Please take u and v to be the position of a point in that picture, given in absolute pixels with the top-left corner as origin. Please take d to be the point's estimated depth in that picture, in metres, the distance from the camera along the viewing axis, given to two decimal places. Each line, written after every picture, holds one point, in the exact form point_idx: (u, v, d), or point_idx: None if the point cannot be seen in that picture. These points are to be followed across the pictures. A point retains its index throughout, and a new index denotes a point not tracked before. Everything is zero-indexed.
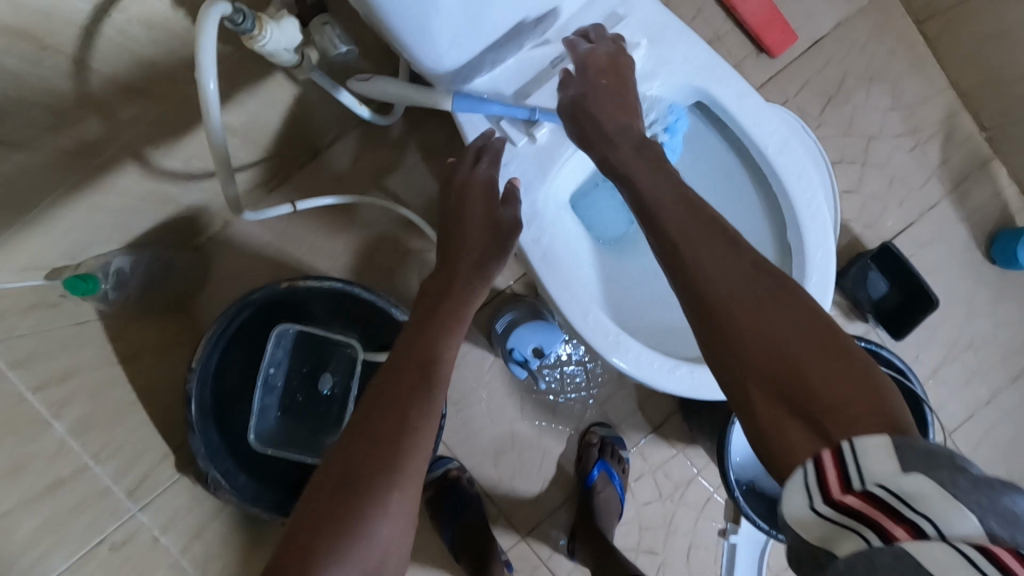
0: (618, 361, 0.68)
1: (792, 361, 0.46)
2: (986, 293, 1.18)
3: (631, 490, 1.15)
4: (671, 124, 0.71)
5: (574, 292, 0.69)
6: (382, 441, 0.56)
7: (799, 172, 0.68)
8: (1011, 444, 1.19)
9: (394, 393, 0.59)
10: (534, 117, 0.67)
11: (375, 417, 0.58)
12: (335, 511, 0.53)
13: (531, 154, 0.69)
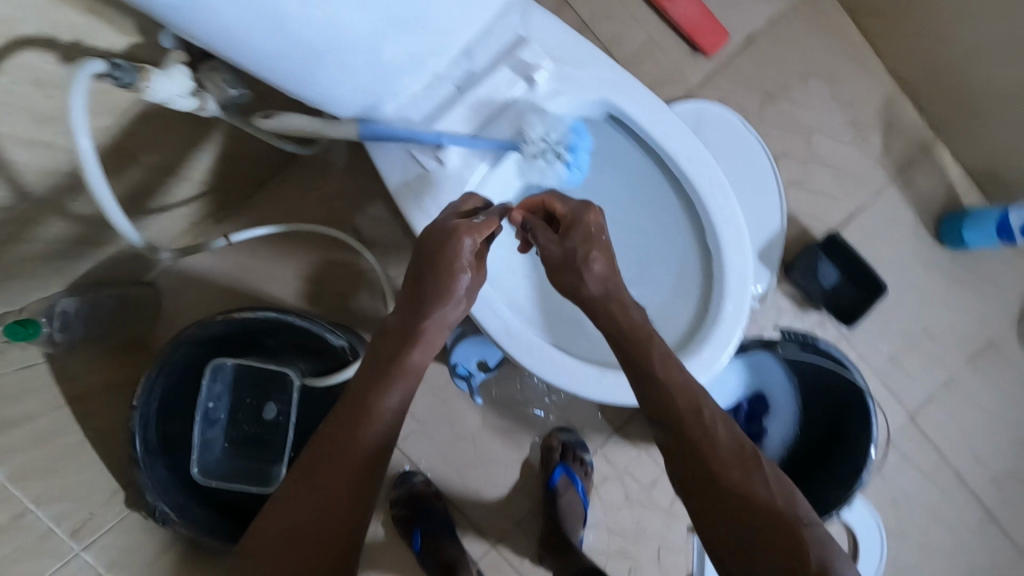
0: (541, 373, 0.71)
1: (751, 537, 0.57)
2: (938, 276, 1.19)
3: (599, 494, 1.16)
4: (572, 143, 0.68)
5: (497, 308, 0.71)
6: (331, 491, 0.59)
7: (709, 181, 0.70)
8: (969, 422, 1.22)
9: (348, 446, 0.60)
10: (441, 143, 0.65)
11: (327, 467, 0.60)
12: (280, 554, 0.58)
13: (443, 180, 0.68)
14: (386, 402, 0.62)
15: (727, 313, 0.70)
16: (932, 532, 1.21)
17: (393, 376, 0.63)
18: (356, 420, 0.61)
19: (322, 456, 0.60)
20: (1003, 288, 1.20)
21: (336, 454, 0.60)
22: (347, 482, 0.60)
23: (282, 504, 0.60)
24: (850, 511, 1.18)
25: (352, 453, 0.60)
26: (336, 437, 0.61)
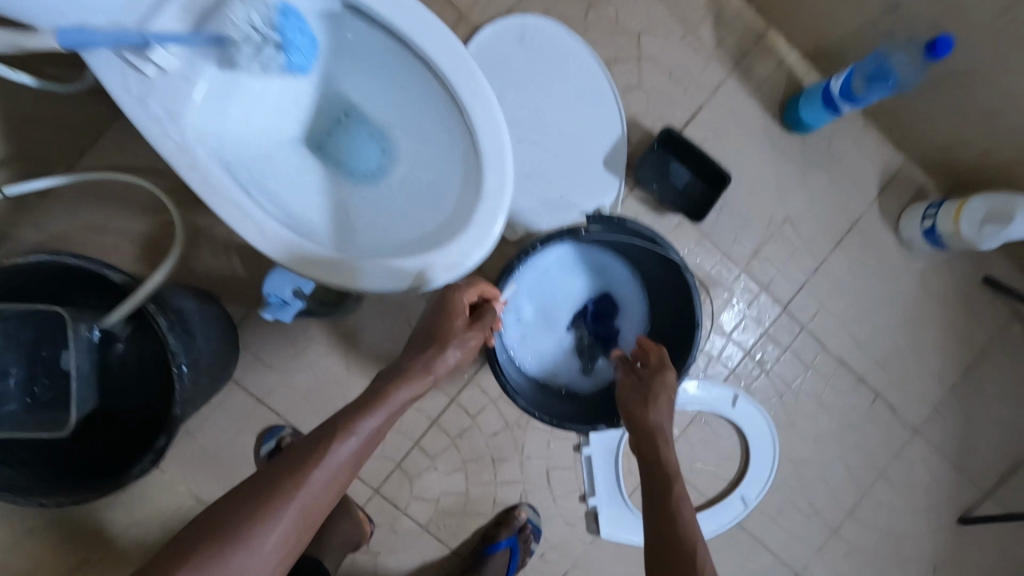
0: (301, 269, 0.68)
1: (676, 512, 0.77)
2: (792, 164, 1.17)
3: (478, 424, 1.15)
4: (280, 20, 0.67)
5: (245, 206, 0.67)
6: (306, 493, 0.64)
7: (449, 56, 0.73)
8: (848, 308, 1.20)
9: (341, 454, 0.67)
10: (147, 40, 0.61)
11: (315, 472, 0.65)
12: (239, 523, 0.61)
13: (166, 83, 0.64)
14: (370, 425, 0.70)
15: (486, 183, 0.72)
16: (819, 420, 1.22)
17: (377, 405, 0.71)
18: (350, 433, 0.68)
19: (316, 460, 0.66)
20: (859, 167, 1.19)
21: (327, 462, 0.66)
22: (324, 490, 0.66)
23: (253, 496, 0.63)
24: (732, 408, 1.18)
25: (342, 463, 0.68)
26: (327, 444, 0.67)
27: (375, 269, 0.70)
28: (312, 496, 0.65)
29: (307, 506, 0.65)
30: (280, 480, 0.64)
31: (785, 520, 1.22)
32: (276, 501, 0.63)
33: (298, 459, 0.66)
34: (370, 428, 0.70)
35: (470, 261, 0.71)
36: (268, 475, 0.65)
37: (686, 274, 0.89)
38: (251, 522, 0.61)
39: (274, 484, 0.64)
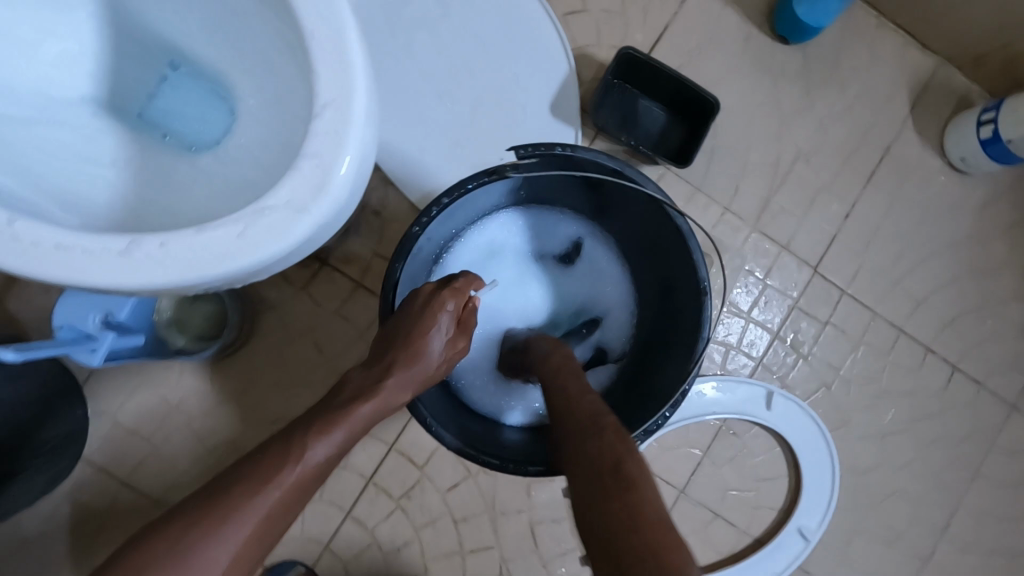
0: (19, 267, 0.40)
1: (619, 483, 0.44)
2: (796, 84, 0.90)
3: (428, 477, 0.84)
4: None
5: None
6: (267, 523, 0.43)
7: None
8: (894, 261, 0.92)
9: (328, 455, 0.47)
10: None
11: (292, 482, 0.45)
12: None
13: None
14: (362, 419, 0.49)
15: (321, 84, 0.43)
16: (883, 412, 0.92)
17: (362, 400, 0.50)
18: (336, 427, 0.48)
19: (291, 464, 0.45)
20: (885, 76, 0.91)
21: (310, 466, 0.46)
22: (295, 503, 0.45)
23: (196, 516, 0.42)
24: (767, 410, 0.88)
25: (324, 466, 0.47)
26: (308, 441, 0.46)
27: (149, 253, 0.40)
28: (281, 514, 0.44)
29: (271, 527, 0.44)
30: (242, 496, 0.43)
31: (862, 555, 0.90)
32: (231, 520, 0.42)
33: (266, 461, 0.45)
34: (361, 421, 0.49)
35: (312, 216, 0.42)
36: (223, 483, 0.44)
37: (674, 217, 0.58)
38: (189, 555, 0.40)
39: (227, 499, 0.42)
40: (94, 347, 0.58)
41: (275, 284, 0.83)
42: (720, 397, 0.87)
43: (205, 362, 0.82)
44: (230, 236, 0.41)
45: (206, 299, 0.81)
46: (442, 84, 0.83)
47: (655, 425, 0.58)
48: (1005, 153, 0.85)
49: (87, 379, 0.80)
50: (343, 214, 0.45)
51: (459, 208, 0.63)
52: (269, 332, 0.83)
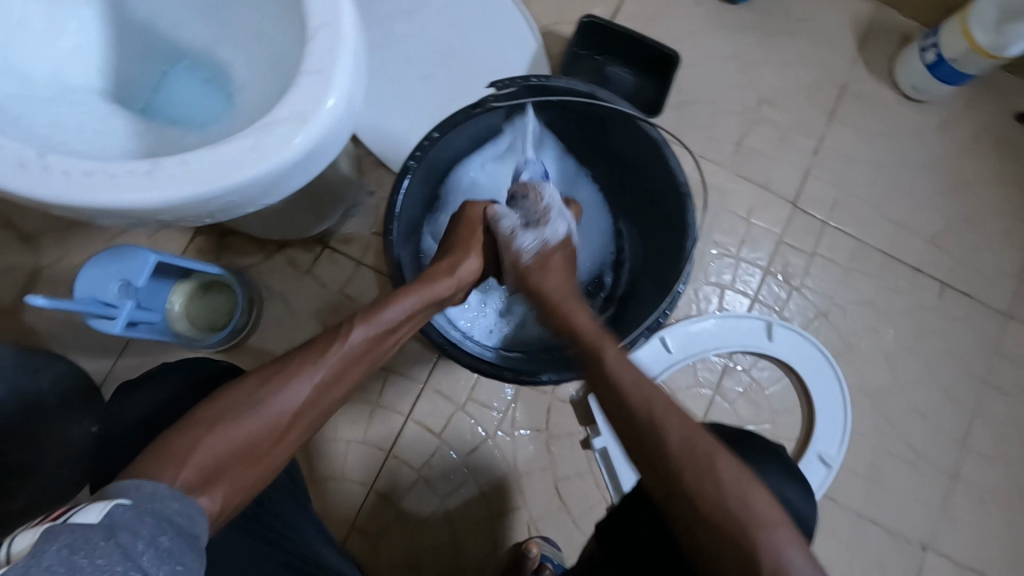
0: (52, 194, 0.43)
1: (727, 498, 0.46)
2: (750, 37, 0.96)
3: (447, 443, 0.86)
4: None
5: None
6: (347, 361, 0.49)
7: None
8: (869, 188, 0.96)
9: (371, 337, 0.51)
10: None
11: (343, 356, 0.49)
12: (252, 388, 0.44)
13: None
14: (402, 312, 0.55)
15: (313, 14, 0.48)
16: (883, 334, 0.94)
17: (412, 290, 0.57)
18: (381, 315, 0.53)
19: (342, 341, 0.49)
20: (831, 23, 0.98)
21: (358, 345, 0.50)
22: (347, 378, 0.49)
23: (264, 376, 0.45)
24: (770, 341, 0.90)
25: (373, 348, 0.52)
26: (355, 326, 0.51)
27: (171, 170, 0.44)
28: (335, 384, 0.48)
29: (326, 395, 0.47)
30: (300, 364, 0.47)
31: (887, 478, 0.91)
32: (298, 376, 0.46)
33: (320, 340, 0.49)
34: (400, 316, 0.54)
35: (317, 125, 0.46)
36: (282, 357, 0.48)
37: (647, 130, 0.64)
38: (289, 370, 0.46)
39: (290, 363, 0.46)
40: (116, 315, 0.62)
41: (281, 271, 0.87)
42: (720, 334, 0.89)
43: (218, 351, 0.84)
44: (243, 148, 0.45)
45: (219, 290, 0.83)
46: (420, 69, 0.90)
47: (660, 320, 0.64)
48: (951, 73, 0.89)
49: (105, 382, 0.82)
50: (342, 131, 0.49)
51: (445, 151, 0.68)
52: (278, 317, 0.86)
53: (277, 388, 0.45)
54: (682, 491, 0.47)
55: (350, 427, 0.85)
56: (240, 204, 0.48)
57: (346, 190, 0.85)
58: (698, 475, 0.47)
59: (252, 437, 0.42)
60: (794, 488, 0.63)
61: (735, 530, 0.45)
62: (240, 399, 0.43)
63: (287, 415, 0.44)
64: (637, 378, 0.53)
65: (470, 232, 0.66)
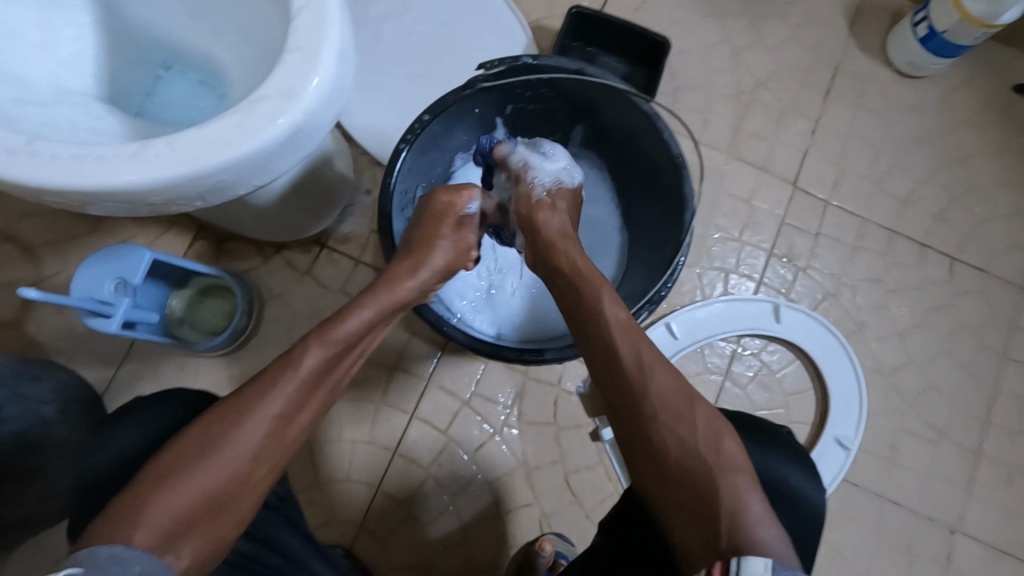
0: (45, 177, 0.43)
1: (697, 438, 0.48)
2: (739, 23, 0.96)
3: (455, 440, 0.84)
4: None
5: None
6: (308, 386, 0.48)
7: None
8: (870, 166, 0.95)
9: (327, 358, 0.50)
10: None
11: (298, 383, 0.48)
12: (206, 433, 0.44)
13: None
14: (358, 324, 0.53)
15: None
16: (895, 312, 0.92)
17: (371, 295, 0.56)
18: (334, 332, 0.52)
19: (296, 367, 0.48)
20: (822, 5, 0.98)
21: (313, 369, 0.49)
22: (308, 403, 0.49)
23: (220, 418, 0.45)
24: (778, 323, 0.88)
25: (332, 367, 0.51)
26: (309, 347, 0.50)
27: (157, 150, 0.44)
28: (296, 414, 0.47)
29: (288, 427, 0.47)
30: (254, 397, 0.46)
31: (908, 459, 0.88)
32: (251, 412, 0.45)
33: (275, 367, 0.48)
34: (357, 328, 0.53)
35: (303, 101, 0.46)
36: (240, 388, 0.47)
37: (640, 104, 0.65)
38: (247, 404, 0.45)
39: (243, 398, 0.46)
40: (113, 314, 0.62)
41: (280, 273, 0.86)
42: (727, 317, 0.88)
43: (221, 356, 0.83)
44: (229, 127, 0.45)
45: (218, 295, 0.82)
46: (412, 67, 0.90)
47: (662, 292, 0.63)
48: (944, 46, 0.88)
49: (108, 391, 0.82)
50: (330, 109, 0.49)
51: (441, 134, 0.68)
52: (279, 321, 0.85)
53: (231, 429, 0.44)
54: (654, 423, 0.49)
55: (356, 429, 0.84)
56: (230, 184, 0.48)
57: (342, 190, 0.85)
58: (673, 419, 0.49)
59: (211, 485, 0.42)
60: (798, 473, 0.59)
61: (698, 468, 0.46)
62: (189, 448, 0.43)
63: (247, 457, 0.44)
64: (624, 325, 0.55)
65: (435, 225, 0.63)
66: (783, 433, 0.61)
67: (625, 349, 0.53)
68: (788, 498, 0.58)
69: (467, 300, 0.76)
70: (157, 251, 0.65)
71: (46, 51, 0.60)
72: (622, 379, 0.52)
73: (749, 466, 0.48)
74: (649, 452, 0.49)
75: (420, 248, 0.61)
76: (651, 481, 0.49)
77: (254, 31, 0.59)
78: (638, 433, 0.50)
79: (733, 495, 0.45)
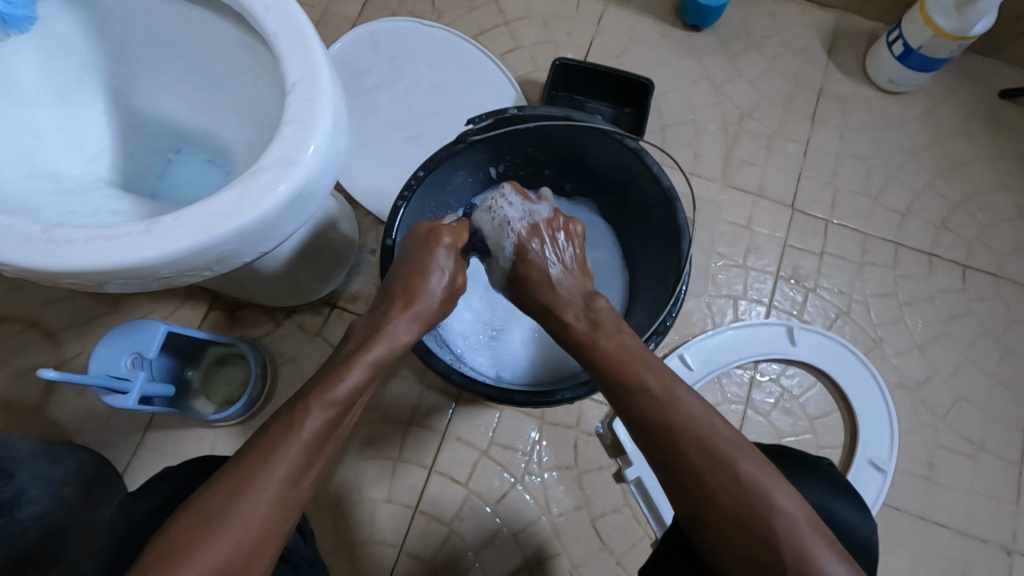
0: (66, 261, 0.45)
1: (760, 494, 0.47)
2: (718, 59, 1.00)
3: (475, 492, 0.82)
4: None
5: None
6: (314, 446, 0.48)
7: None
8: (865, 181, 0.95)
9: (329, 417, 0.49)
10: None
11: (304, 446, 0.47)
12: (215, 505, 0.43)
13: None
14: (358, 376, 0.52)
15: (290, 68, 0.50)
16: (912, 325, 0.90)
17: (369, 344, 0.55)
18: (334, 389, 0.51)
19: (298, 431, 0.48)
20: (797, 35, 1.01)
21: (316, 431, 0.48)
22: (315, 463, 0.48)
23: (226, 488, 0.44)
24: (793, 346, 0.87)
25: (335, 425, 0.50)
26: (311, 408, 0.49)
27: (166, 226, 0.46)
28: (302, 476, 0.47)
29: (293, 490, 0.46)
30: (260, 465, 0.45)
31: (949, 478, 0.85)
32: (259, 480, 0.45)
33: (277, 430, 0.48)
34: (358, 381, 0.52)
35: (302, 167, 0.48)
36: (244, 454, 0.47)
37: (629, 143, 0.67)
38: (253, 475, 0.45)
39: (249, 467, 0.45)
40: (129, 390, 0.63)
41: (292, 336, 0.88)
42: (741, 345, 0.87)
43: (238, 424, 0.83)
44: (234, 197, 0.47)
45: (233, 363, 0.84)
46: (408, 129, 0.94)
47: (668, 321, 0.63)
48: (923, 60, 0.90)
49: (129, 468, 0.82)
50: (327, 173, 0.51)
51: (439, 189, 0.71)
52: (294, 383, 0.86)
53: (238, 499, 0.44)
54: (704, 496, 0.48)
55: (376, 487, 0.82)
56: (238, 252, 0.49)
57: (348, 252, 0.87)
58: (724, 483, 0.47)
59: (222, 554, 0.42)
60: (837, 501, 0.56)
61: (767, 536, 0.46)
62: (200, 521, 0.43)
63: (256, 524, 0.44)
64: (649, 385, 0.53)
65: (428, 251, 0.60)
66: (824, 465, 0.59)
67: (657, 411, 0.51)
68: (842, 536, 0.55)
69: (477, 348, 0.76)
70: (165, 322, 0.66)
71: (67, 144, 0.64)
72: (668, 448, 0.50)
73: (808, 510, 0.47)
74: (714, 533, 0.48)
75: (408, 285, 0.58)
76: (712, 550, 0.48)
77: (255, 111, 0.64)
78: (689, 502, 0.49)
79: (802, 555, 0.44)
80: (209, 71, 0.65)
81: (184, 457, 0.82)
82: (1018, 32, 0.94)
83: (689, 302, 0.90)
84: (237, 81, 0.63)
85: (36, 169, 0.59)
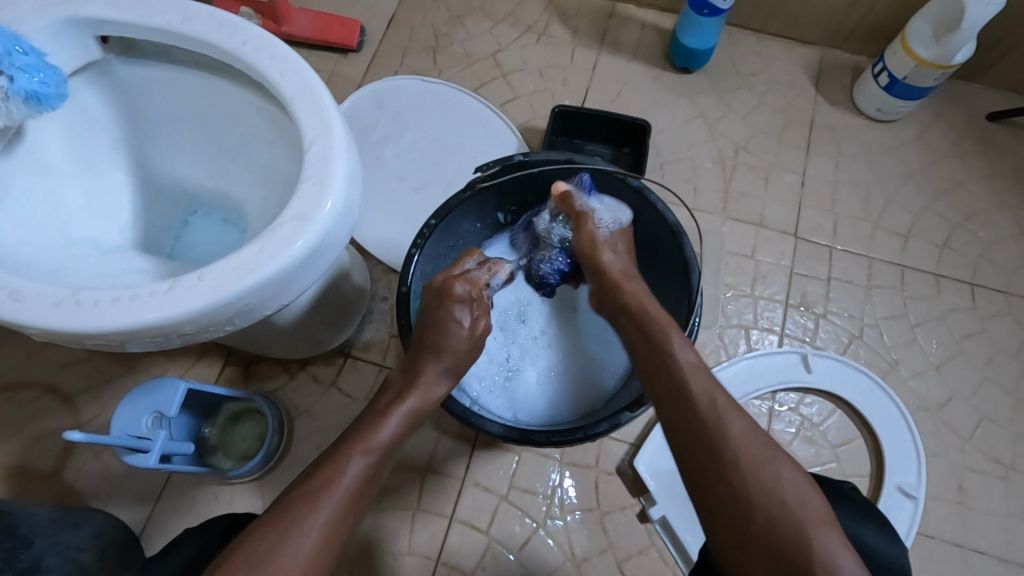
0: (95, 324, 0.46)
1: (799, 523, 0.45)
2: (710, 98, 1.04)
3: (497, 539, 0.81)
4: (35, 87, 0.53)
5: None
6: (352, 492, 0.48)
7: (221, 63, 0.61)
8: (864, 206, 0.97)
9: (365, 465, 0.49)
10: None
11: (341, 493, 0.47)
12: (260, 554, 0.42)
13: None
14: (393, 426, 0.53)
15: (306, 129, 0.53)
16: (926, 347, 0.90)
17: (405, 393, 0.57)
18: (372, 442, 0.51)
19: (337, 477, 0.48)
20: (784, 72, 1.05)
21: (355, 475, 0.49)
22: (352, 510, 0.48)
23: (269, 534, 0.43)
24: (809, 372, 0.87)
25: (372, 473, 0.50)
26: (347, 456, 0.49)
27: (190, 285, 0.47)
28: (341, 523, 0.46)
29: (335, 535, 0.46)
30: (300, 510, 0.45)
31: (982, 501, 0.83)
32: (300, 527, 0.44)
33: (315, 478, 0.48)
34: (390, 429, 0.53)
35: (318, 222, 0.50)
36: (279, 507, 0.46)
37: (631, 181, 0.70)
38: (295, 523, 0.44)
39: (289, 517, 0.45)
40: (150, 448, 0.63)
41: (308, 388, 0.88)
42: (757, 375, 0.87)
43: (253, 480, 0.83)
44: (252, 254, 0.48)
45: (248, 419, 0.84)
46: (414, 179, 0.97)
47: None
48: (908, 89, 0.93)
49: (144, 531, 0.81)
50: (342, 227, 0.53)
51: (451, 235, 0.73)
52: (309, 433, 0.86)
53: (280, 547, 0.43)
54: (715, 478, 0.48)
55: (396, 538, 0.81)
56: (258, 306, 0.51)
57: (360, 300, 0.89)
58: (747, 468, 0.48)
59: None
60: (870, 529, 0.55)
61: (775, 519, 0.45)
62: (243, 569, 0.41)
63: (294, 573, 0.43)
64: (685, 365, 0.54)
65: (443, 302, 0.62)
66: (850, 490, 0.58)
67: (683, 389, 0.53)
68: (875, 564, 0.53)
69: (493, 390, 0.76)
70: (189, 381, 0.67)
71: (92, 210, 0.66)
72: (690, 427, 0.51)
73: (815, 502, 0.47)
74: (723, 510, 0.47)
75: (436, 341, 0.60)
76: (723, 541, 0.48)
77: (269, 168, 0.66)
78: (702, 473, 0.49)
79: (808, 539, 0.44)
80: (225, 137, 0.68)
81: (202, 517, 0.81)
82: (997, 58, 0.97)
83: (701, 333, 0.90)
84: (252, 143, 0.66)
85: (70, 237, 0.61)
